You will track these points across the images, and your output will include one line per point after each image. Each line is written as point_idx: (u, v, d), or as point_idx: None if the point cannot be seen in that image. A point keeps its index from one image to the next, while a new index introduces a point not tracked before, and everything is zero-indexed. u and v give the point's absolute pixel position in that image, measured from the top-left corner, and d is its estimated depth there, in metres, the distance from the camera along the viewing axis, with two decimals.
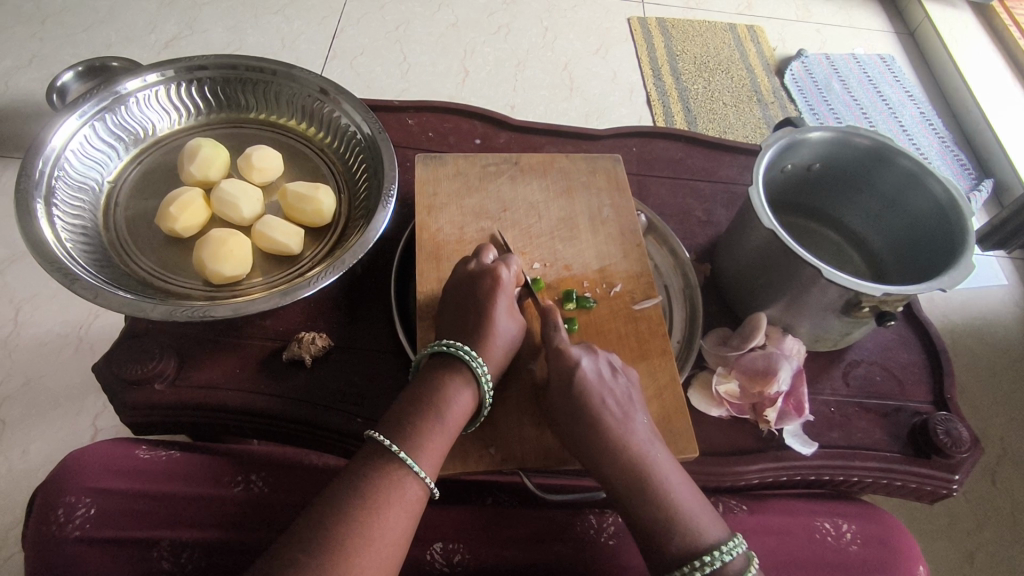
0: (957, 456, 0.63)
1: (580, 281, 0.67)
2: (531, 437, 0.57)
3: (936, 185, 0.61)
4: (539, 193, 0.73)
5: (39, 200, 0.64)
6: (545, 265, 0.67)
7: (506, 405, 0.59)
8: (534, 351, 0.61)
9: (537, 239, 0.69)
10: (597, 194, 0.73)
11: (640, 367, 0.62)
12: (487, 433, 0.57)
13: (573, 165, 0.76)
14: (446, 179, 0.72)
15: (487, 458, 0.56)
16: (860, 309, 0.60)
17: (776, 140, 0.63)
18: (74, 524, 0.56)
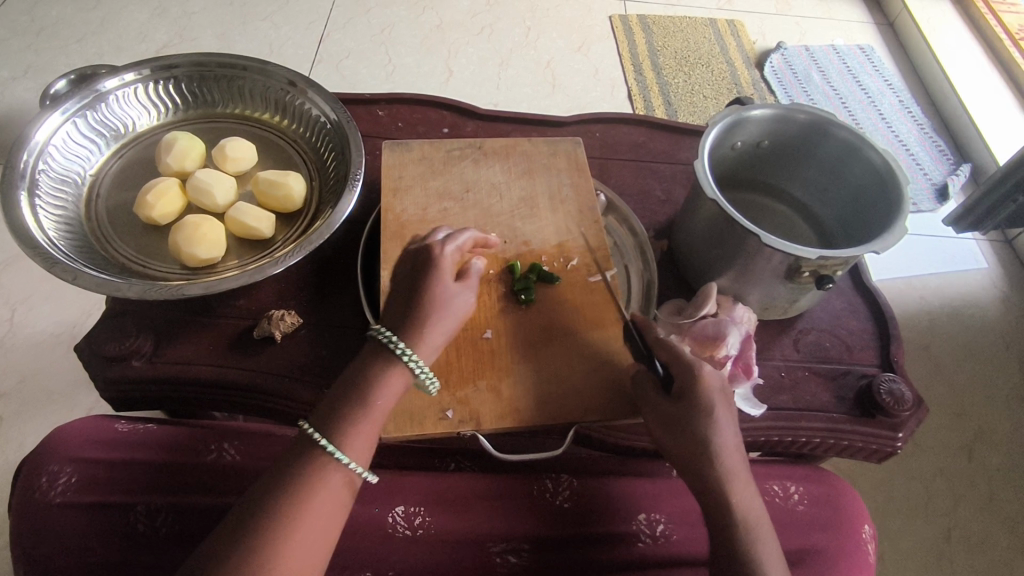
0: (899, 415, 0.65)
1: (539, 255, 0.70)
2: (489, 401, 0.60)
3: (874, 155, 0.64)
4: (501, 175, 0.76)
5: (22, 192, 0.67)
6: (505, 242, 0.70)
7: (465, 372, 0.61)
8: (493, 322, 0.64)
9: (497, 218, 0.72)
10: (557, 175, 0.76)
11: (595, 335, 0.64)
12: (445, 397, 0.60)
13: (535, 149, 0.79)
14: (411, 163, 0.75)
15: (445, 421, 0.59)
16: (801, 275, 0.62)
17: (720, 118, 0.66)
18: (57, 490, 0.59)
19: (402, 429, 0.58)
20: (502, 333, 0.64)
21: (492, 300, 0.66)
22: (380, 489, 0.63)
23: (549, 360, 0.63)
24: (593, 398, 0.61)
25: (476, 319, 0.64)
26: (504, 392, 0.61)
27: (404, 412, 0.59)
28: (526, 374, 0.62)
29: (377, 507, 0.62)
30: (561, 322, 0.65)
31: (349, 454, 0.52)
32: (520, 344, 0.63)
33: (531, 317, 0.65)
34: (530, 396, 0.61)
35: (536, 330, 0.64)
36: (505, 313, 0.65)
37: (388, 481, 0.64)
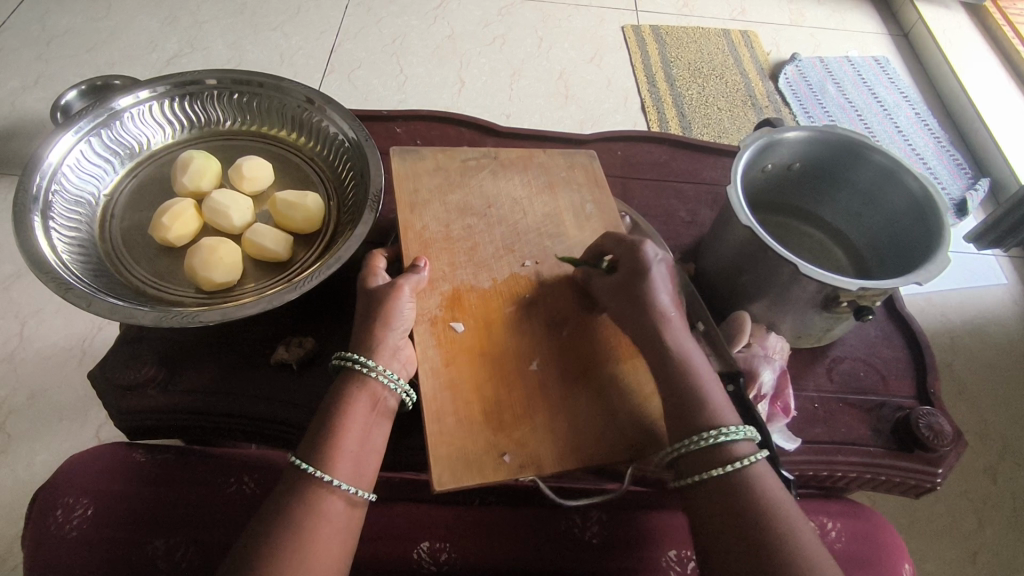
0: (940, 449, 0.63)
1: (569, 277, 0.67)
2: (547, 441, 0.57)
3: (912, 181, 0.62)
4: (521, 190, 0.74)
5: (36, 214, 0.65)
6: (536, 264, 0.68)
7: (516, 410, 0.58)
8: (539, 352, 0.62)
9: (520, 233, 0.70)
10: (578, 190, 0.75)
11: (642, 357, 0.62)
12: (502, 439, 0.56)
13: (552, 162, 0.78)
14: (427, 174, 0.73)
15: (499, 465, 0.55)
16: (838, 305, 0.60)
17: (754, 140, 0.64)
18: (73, 523, 0.57)
19: (461, 479, 0.54)
20: (548, 365, 0.61)
21: (534, 329, 0.63)
22: (403, 525, 0.61)
23: (601, 393, 0.60)
24: (644, 429, 0.58)
25: (520, 351, 0.62)
26: (557, 431, 0.58)
27: (460, 459, 0.55)
28: (578, 409, 0.59)
29: (402, 542, 0.60)
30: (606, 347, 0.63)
31: (331, 472, 0.51)
32: (571, 376, 0.61)
33: (575, 346, 0.63)
34: (585, 431, 0.58)
35: (580, 359, 0.62)
36: (549, 342, 0.63)
37: (410, 515, 0.62)
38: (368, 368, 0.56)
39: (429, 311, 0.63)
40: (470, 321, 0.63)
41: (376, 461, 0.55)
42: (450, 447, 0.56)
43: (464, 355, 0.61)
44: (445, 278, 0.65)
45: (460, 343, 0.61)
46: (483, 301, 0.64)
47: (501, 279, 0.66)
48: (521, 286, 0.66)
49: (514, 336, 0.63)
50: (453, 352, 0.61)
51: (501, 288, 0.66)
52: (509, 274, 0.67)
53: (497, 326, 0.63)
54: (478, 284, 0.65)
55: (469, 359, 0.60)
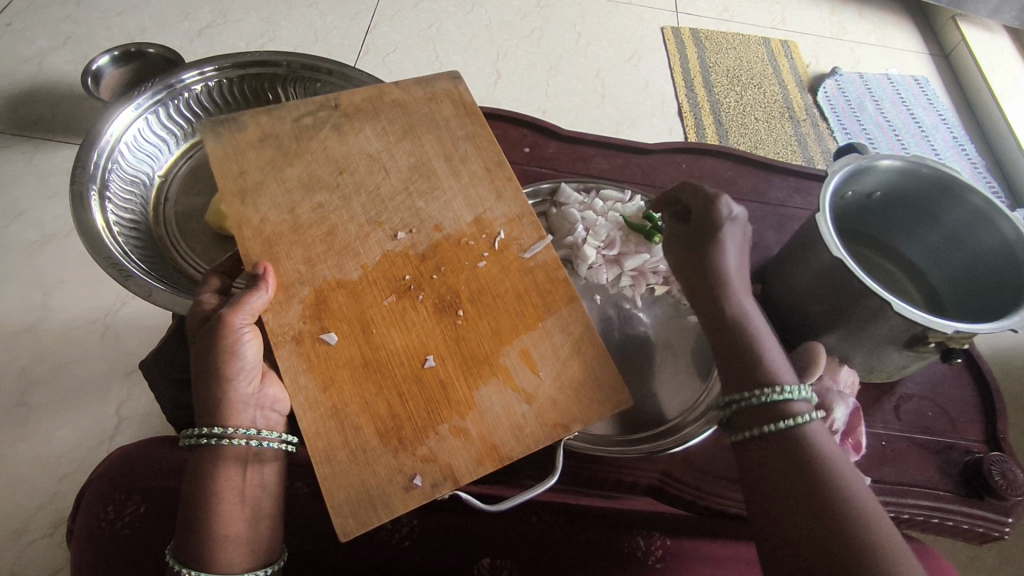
0: (1012, 499, 0.61)
1: (455, 241, 0.56)
2: (460, 447, 0.49)
3: (1007, 227, 0.60)
4: (377, 142, 0.59)
5: (95, 191, 0.62)
6: (411, 234, 0.55)
7: (420, 419, 0.49)
8: (430, 344, 0.52)
9: (385, 202, 0.56)
10: (445, 127, 0.60)
11: (551, 324, 0.53)
12: (406, 460, 0.48)
13: (410, 98, 0.62)
14: (252, 149, 0.56)
15: (408, 489, 0.47)
16: (925, 345, 0.58)
17: (844, 165, 0.62)
18: (125, 521, 0.56)
19: (365, 520, 0.46)
20: (444, 355, 0.51)
21: (423, 316, 0.52)
22: (460, 540, 0.60)
23: (513, 374, 0.51)
24: (575, 405, 0.51)
25: (409, 349, 0.51)
26: (472, 436, 0.49)
27: (360, 496, 0.47)
28: (491, 401, 0.50)
29: (461, 557, 0.59)
30: (507, 319, 0.53)
31: (215, 568, 0.48)
32: (474, 363, 0.51)
33: (473, 327, 0.53)
34: (502, 425, 0.50)
35: (481, 340, 0.52)
36: (444, 325, 0.52)
37: (468, 530, 0.60)
38: (218, 437, 0.49)
39: (286, 329, 0.50)
40: (343, 327, 0.51)
41: (270, 526, 0.51)
42: (348, 480, 0.47)
43: (343, 369, 0.50)
44: (292, 283, 0.52)
45: (330, 358, 0.50)
46: (354, 297, 0.52)
47: (367, 263, 0.54)
48: (399, 266, 0.54)
49: (400, 331, 0.52)
50: (327, 371, 0.50)
51: (373, 274, 0.53)
52: (380, 255, 0.54)
53: (376, 324, 0.52)
54: (342, 277, 0.53)
55: (349, 372, 0.50)
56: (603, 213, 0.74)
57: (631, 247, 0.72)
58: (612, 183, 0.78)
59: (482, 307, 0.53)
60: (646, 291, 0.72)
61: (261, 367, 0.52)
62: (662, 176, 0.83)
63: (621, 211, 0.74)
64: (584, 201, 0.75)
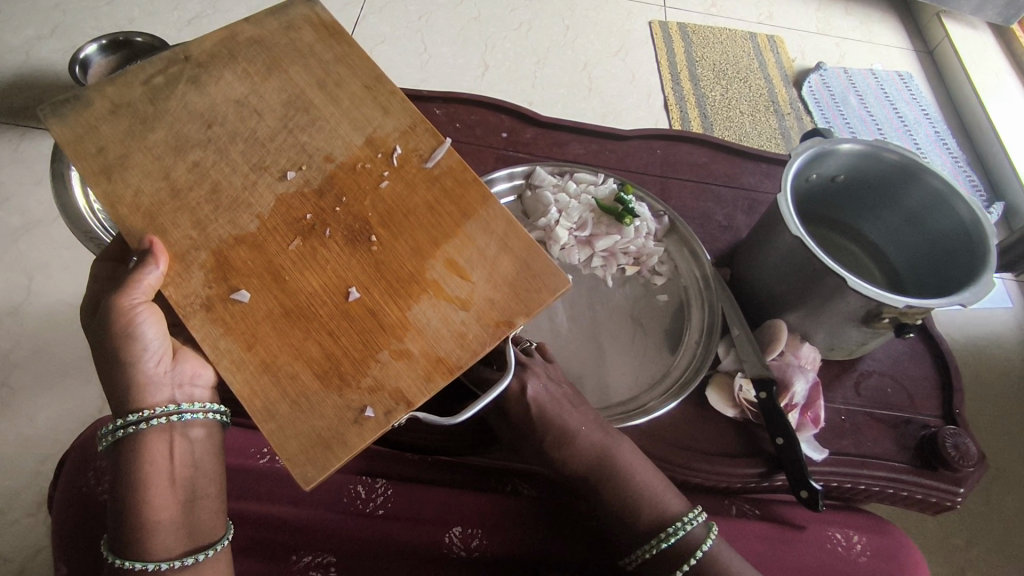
0: (963, 470, 0.64)
1: (350, 167, 0.56)
2: (407, 369, 0.50)
3: (961, 207, 0.62)
4: (240, 86, 0.58)
5: (75, 171, 0.66)
6: (302, 171, 0.55)
7: (358, 353, 0.50)
8: (349, 276, 0.53)
9: (264, 147, 0.56)
10: (310, 53, 0.60)
11: (469, 228, 0.55)
12: (355, 394, 0.49)
13: (264, 31, 0.61)
14: (105, 122, 0.55)
15: (362, 422, 0.48)
16: (880, 320, 0.60)
17: (807, 148, 0.64)
18: (104, 487, 0.58)
19: (326, 463, 0.47)
20: (364, 283, 0.52)
21: (335, 251, 0.53)
22: (433, 510, 0.62)
23: (442, 285, 0.53)
24: (509, 300, 0.53)
25: (327, 286, 0.52)
26: (416, 356, 0.50)
27: (314, 438, 0.47)
28: (427, 316, 0.52)
29: (434, 527, 0.61)
30: (422, 231, 0.54)
31: (153, 556, 0.49)
32: (401, 285, 0.53)
33: (389, 249, 0.54)
34: (443, 335, 0.51)
35: (401, 261, 0.53)
36: (359, 254, 0.53)
37: (441, 501, 0.62)
38: (138, 424, 0.50)
39: (190, 300, 0.51)
40: (250, 283, 0.51)
41: (210, 505, 0.52)
42: (297, 429, 0.48)
43: (264, 324, 0.51)
44: (188, 250, 0.52)
45: (244, 315, 0.51)
46: (256, 249, 0.53)
47: (263, 213, 0.54)
48: (297, 206, 0.54)
49: (313, 272, 0.53)
50: (247, 330, 0.50)
51: (271, 221, 0.54)
52: (274, 199, 0.54)
53: (288, 268, 0.52)
54: (237, 231, 0.53)
55: (271, 325, 0.51)
56: (576, 195, 0.77)
57: (603, 229, 0.76)
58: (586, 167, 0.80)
59: (394, 228, 0.54)
60: (617, 271, 0.75)
61: (169, 346, 0.53)
62: (636, 162, 0.85)
63: (593, 193, 0.77)
64: (558, 183, 0.77)
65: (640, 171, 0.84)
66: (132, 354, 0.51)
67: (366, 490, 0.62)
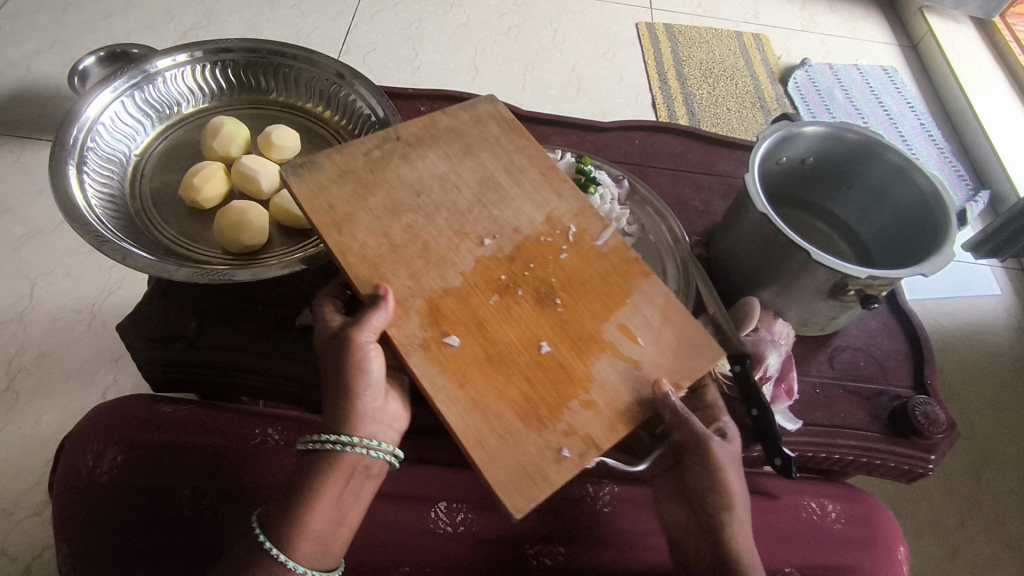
0: (934, 437, 0.66)
1: (535, 240, 0.59)
2: (594, 419, 0.51)
3: (923, 180, 0.65)
4: (442, 165, 0.61)
5: (72, 165, 0.67)
6: (496, 240, 0.58)
7: (550, 399, 0.51)
8: (542, 331, 0.54)
9: (467, 215, 0.59)
10: (496, 144, 0.64)
11: (638, 296, 0.57)
12: (552, 435, 0.50)
13: (458, 122, 0.65)
14: (333, 184, 0.57)
15: (558, 462, 0.49)
16: (846, 293, 0.63)
17: (773, 131, 0.66)
18: (102, 468, 0.60)
19: (529, 498, 0.47)
20: (557, 340, 0.54)
21: (528, 308, 0.55)
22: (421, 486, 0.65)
23: (617, 345, 0.55)
24: (676, 363, 0.54)
25: (523, 338, 0.54)
26: (602, 407, 0.52)
27: (518, 474, 0.48)
28: (607, 372, 0.53)
29: (421, 503, 0.64)
30: (599, 298, 0.57)
31: (292, 559, 0.50)
32: (584, 344, 0.54)
33: (573, 310, 0.56)
34: (622, 391, 0.53)
35: (584, 321, 0.55)
36: (546, 313, 0.55)
37: (429, 479, 0.66)
38: (344, 443, 0.51)
39: (410, 341, 0.52)
40: (466, 332, 0.53)
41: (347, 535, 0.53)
42: (505, 464, 0.48)
43: (471, 365, 0.52)
44: (407, 299, 0.54)
45: (453, 358, 0.52)
46: (462, 301, 0.54)
47: (467, 270, 0.56)
48: (493, 269, 0.56)
49: (511, 324, 0.54)
50: (459, 370, 0.51)
51: (474, 279, 0.56)
52: (475, 260, 0.56)
53: (488, 320, 0.54)
54: (447, 285, 0.55)
55: (478, 367, 0.52)
56: None
57: None
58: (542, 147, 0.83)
59: (580, 292, 0.57)
60: None
61: (383, 383, 0.54)
62: (615, 152, 0.87)
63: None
64: None
65: (619, 161, 0.87)
66: (357, 384, 0.52)
67: None
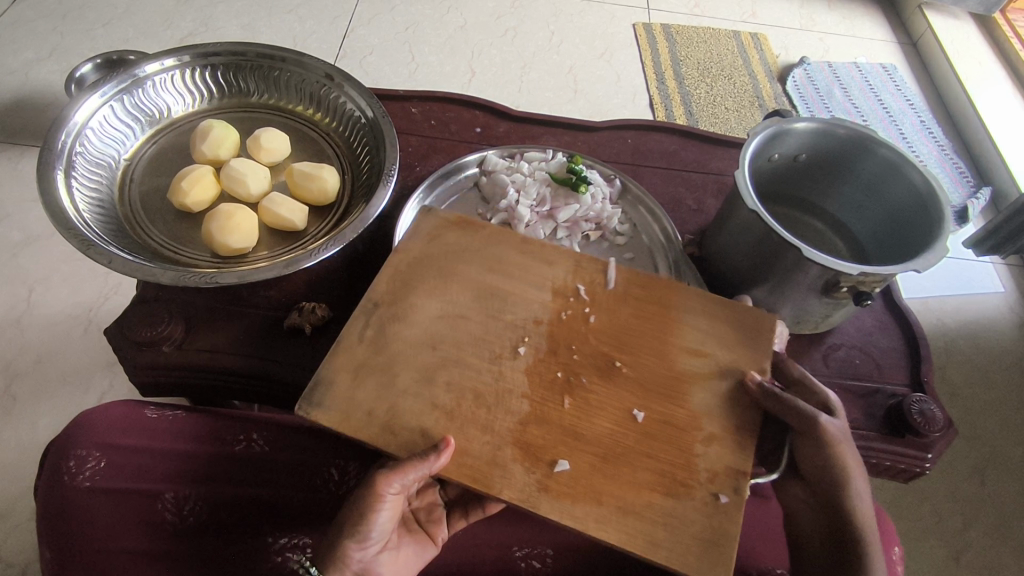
0: (930, 434, 0.65)
1: (558, 321, 0.59)
2: (724, 451, 0.53)
3: (915, 174, 0.64)
4: (435, 306, 0.58)
5: (59, 171, 0.67)
6: (529, 343, 0.57)
7: (676, 454, 0.52)
8: (619, 393, 0.55)
9: (485, 338, 0.57)
10: (468, 250, 0.63)
11: (689, 318, 0.59)
12: (701, 485, 0.51)
13: (419, 246, 0.63)
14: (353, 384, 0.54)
15: (724, 510, 0.50)
16: (839, 290, 0.62)
17: (763, 128, 0.65)
18: (85, 474, 0.60)
19: (717, 557, 0.48)
20: (643, 398, 0.55)
21: (601, 390, 0.55)
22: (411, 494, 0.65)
23: (691, 369, 0.57)
24: (747, 355, 0.58)
25: (614, 416, 0.54)
26: (723, 436, 0.53)
27: (694, 538, 0.49)
28: (702, 398, 0.55)
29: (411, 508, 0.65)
30: (644, 333, 0.58)
31: None
32: (667, 388, 0.55)
33: (634, 363, 0.57)
34: (726, 407, 0.55)
35: (650, 366, 0.56)
36: (615, 379, 0.56)
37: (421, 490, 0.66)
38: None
39: (528, 493, 0.50)
40: (566, 450, 0.52)
41: None
42: (679, 541, 0.49)
43: (594, 476, 0.51)
44: (495, 455, 0.51)
45: (572, 485, 0.50)
46: (542, 420, 0.53)
47: (525, 389, 0.54)
48: (543, 372, 0.55)
49: (596, 413, 0.54)
50: (587, 488, 0.50)
51: (536, 393, 0.54)
52: (523, 374, 0.55)
53: (570, 414, 0.54)
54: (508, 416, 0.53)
55: (599, 472, 0.51)
56: (530, 173, 0.79)
57: (562, 201, 0.78)
58: (534, 146, 0.83)
59: (632, 347, 0.57)
60: (581, 238, 0.78)
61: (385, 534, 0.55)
62: (608, 152, 0.87)
63: (546, 168, 0.80)
64: (510, 165, 0.80)
65: (611, 160, 0.86)
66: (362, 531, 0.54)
67: (339, 472, 0.64)
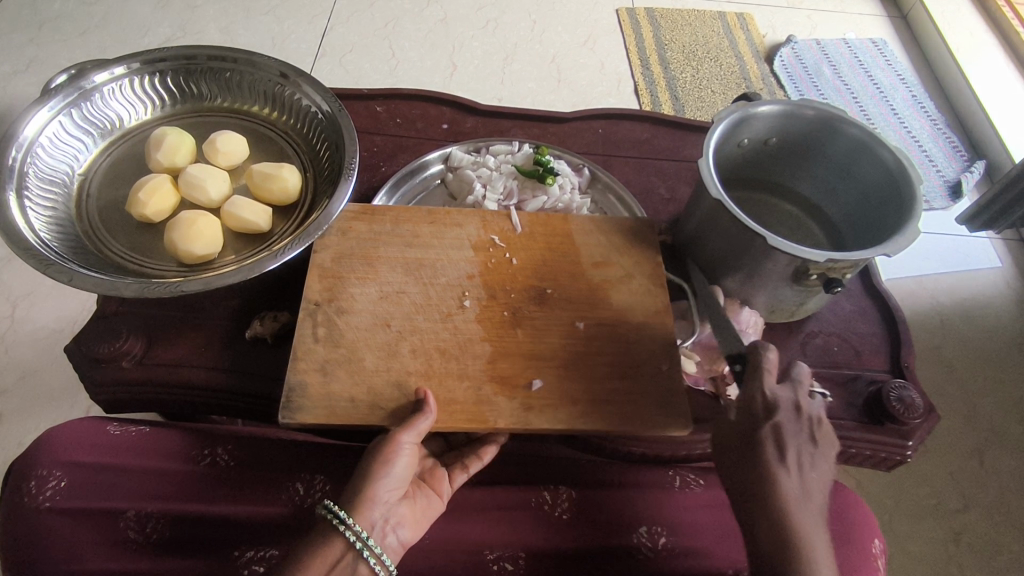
0: (910, 422, 0.64)
1: (489, 269, 0.65)
2: (655, 330, 0.63)
3: (886, 154, 0.62)
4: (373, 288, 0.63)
5: (11, 191, 0.66)
6: (472, 295, 0.63)
7: (613, 342, 0.61)
8: (555, 311, 0.63)
9: (431, 303, 0.62)
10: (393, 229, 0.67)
11: (597, 237, 0.69)
12: (647, 360, 0.61)
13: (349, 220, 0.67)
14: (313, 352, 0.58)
15: (669, 372, 0.60)
16: (808, 278, 0.60)
17: (727, 114, 0.63)
18: (46, 495, 0.59)
19: (677, 414, 0.58)
20: (581, 313, 0.63)
21: (536, 311, 0.62)
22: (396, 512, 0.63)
23: (608, 278, 0.66)
24: (645, 267, 0.67)
25: (560, 325, 0.62)
26: (653, 319, 0.63)
27: (661, 403, 0.58)
28: (625, 298, 0.64)
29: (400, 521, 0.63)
30: (558, 263, 0.66)
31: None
32: (591, 295, 0.64)
33: (557, 283, 0.65)
34: (643, 299, 0.64)
35: (571, 282, 0.65)
36: (544, 299, 0.63)
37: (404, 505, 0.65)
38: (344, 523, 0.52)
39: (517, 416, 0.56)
40: (536, 369, 0.59)
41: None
42: (650, 408, 0.58)
43: (563, 382, 0.58)
44: (479, 394, 0.57)
45: (551, 396, 0.57)
46: (495, 355, 0.59)
47: (482, 333, 0.60)
48: (492, 311, 0.62)
49: (545, 331, 0.61)
50: (567, 390, 0.58)
51: (485, 322, 0.61)
52: (477, 318, 0.61)
53: (522, 335, 0.61)
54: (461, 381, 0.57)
55: (567, 375, 0.59)
56: (497, 167, 0.77)
57: (529, 194, 0.76)
58: (500, 139, 0.82)
59: (557, 274, 0.65)
60: None
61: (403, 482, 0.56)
62: (579, 142, 0.85)
63: (512, 161, 0.78)
64: (476, 160, 0.78)
65: (582, 151, 0.84)
66: (379, 476, 0.54)
67: (305, 486, 0.63)
